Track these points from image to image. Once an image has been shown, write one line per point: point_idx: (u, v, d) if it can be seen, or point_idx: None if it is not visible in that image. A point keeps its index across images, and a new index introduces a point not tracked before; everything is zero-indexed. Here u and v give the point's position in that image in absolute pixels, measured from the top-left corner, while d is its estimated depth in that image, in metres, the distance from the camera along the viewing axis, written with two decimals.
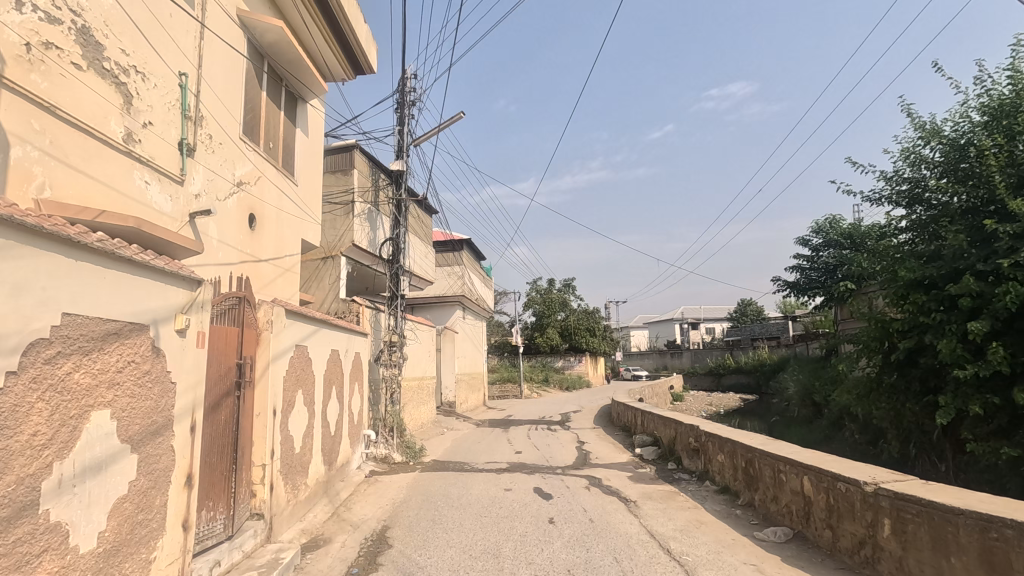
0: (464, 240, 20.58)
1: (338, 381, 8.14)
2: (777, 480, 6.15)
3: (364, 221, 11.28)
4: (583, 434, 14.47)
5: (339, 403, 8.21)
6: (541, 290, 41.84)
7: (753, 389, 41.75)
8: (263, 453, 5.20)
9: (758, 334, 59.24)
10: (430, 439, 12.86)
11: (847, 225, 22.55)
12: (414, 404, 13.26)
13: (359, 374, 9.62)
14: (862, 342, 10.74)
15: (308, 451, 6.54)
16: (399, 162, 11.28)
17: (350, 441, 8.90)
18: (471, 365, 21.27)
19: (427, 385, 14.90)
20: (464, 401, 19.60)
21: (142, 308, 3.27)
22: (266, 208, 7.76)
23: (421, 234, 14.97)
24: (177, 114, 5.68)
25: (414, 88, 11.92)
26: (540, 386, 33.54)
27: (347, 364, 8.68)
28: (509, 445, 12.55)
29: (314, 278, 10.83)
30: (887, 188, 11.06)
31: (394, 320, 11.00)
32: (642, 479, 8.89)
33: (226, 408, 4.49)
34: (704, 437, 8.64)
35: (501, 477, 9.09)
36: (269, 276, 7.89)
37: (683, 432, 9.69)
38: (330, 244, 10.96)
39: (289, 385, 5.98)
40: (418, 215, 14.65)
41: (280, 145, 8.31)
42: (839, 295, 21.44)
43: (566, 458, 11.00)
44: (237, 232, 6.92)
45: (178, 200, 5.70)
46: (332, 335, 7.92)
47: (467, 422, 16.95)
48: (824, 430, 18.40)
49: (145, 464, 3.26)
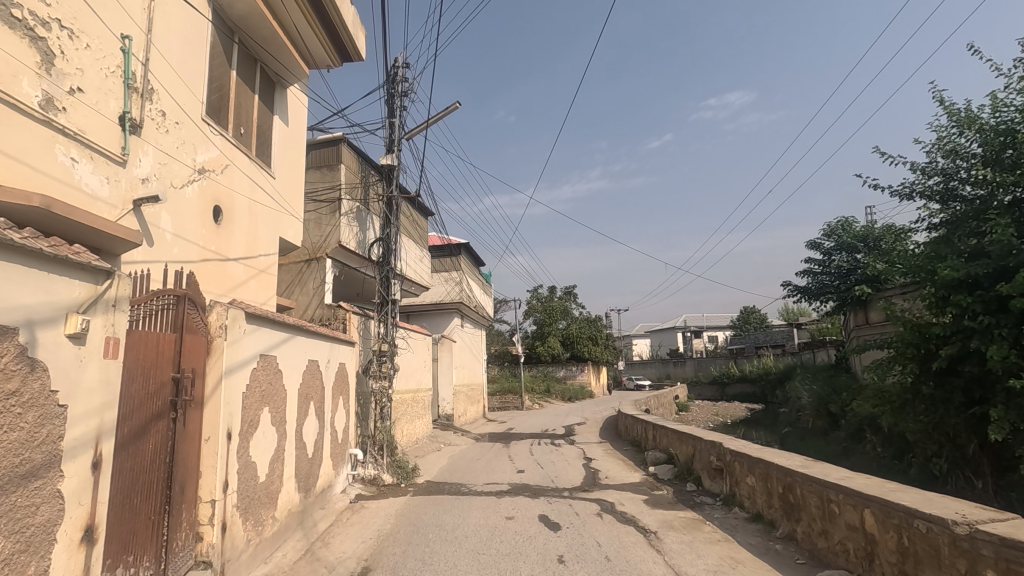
0: (463, 244, 19.53)
1: (318, 395, 7.23)
2: (827, 512, 5.24)
3: (352, 221, 10.41)
4: (589, 449, 13.52)
5: (319, 421, 7.30)
6: (542, 298, 40.99)
7: (760, 398, 40.67)
8: (212, 487, 4.28)
9: (763, 342, 58.23)
10: (424, 457, 11.88)
11: (860, 228, 21.78)
12: (407, 419, 12.31)
13: (345, 386, 8.70)
14: (896, 349, 9.84)
15: (277, 478, 5.61)
16: (390, 157, 10.43)
17: (333, 463, 7.97)
18: (469, 376, 20.30)
19: (422, 398, 13.95)
20: (462, 414, 18.62)
21: (7, 303, 2.38)
22: (236, 200, 6.88)
23: (416, 236, 14.09)
24: (118, 83, 4.83)
25: (406, 78, 11.12)
26: (541, 397, 32.52)
27: (329, 376, 7.79)
28: (511, 463, 11.58)
29: (297, 282, 9.98)
30: (919, 181, 10.25)
31: (385, 328, 10.07)
32: (659, 503, 7.95)
33: (156, 435, 3.57)
34: (729, 456, 7.72)
35: (501, 501, 8.15)
36: (240, 278, 7.02)
37: (703, 449, 8.76)
38: (315, 246, 10.10)
39: (251, 402, 5.06)
40: (413, 215, 13.77)
41: (253, 132, 7.46)
42: (854, 301, 20.57)
43: (573, 478, 10.04)
44: (198, 225, 6.05)
45: (119, 184, 4.83)
46: (311, 344, 7.03)
47: (465, 437, 15.97)
48: (844, 443, 17.40)
49: (9, 521, 2.35)
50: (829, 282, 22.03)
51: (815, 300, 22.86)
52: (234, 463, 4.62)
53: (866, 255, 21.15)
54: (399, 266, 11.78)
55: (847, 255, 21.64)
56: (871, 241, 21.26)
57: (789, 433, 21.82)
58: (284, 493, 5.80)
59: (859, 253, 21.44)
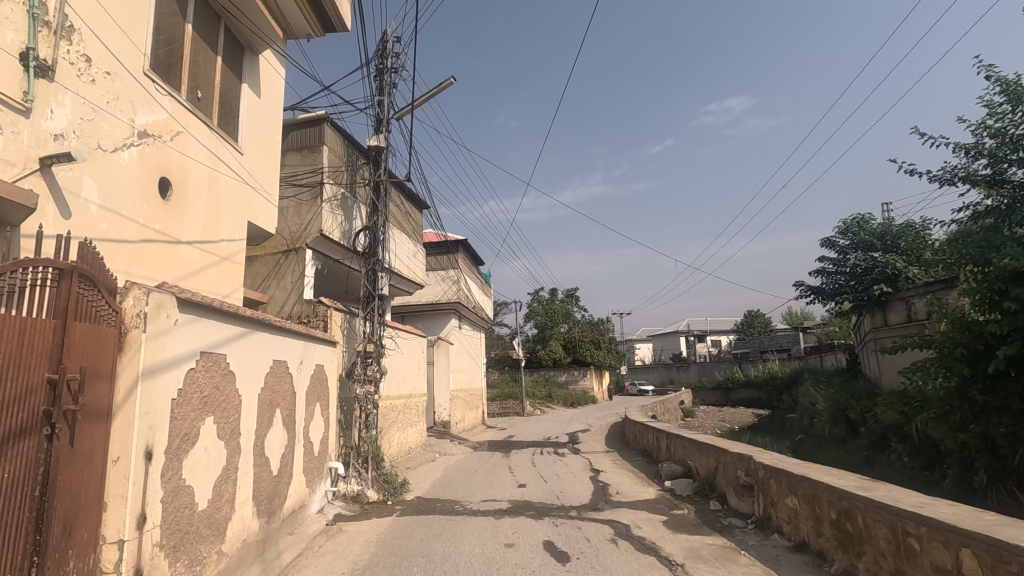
0: (461, 241, 18.50)
1: (288, 402, 6.23)
2: (902, 548, 4.23)
3: (336, 209, 9.42)
4: (596, 460, 12.49)
5: (289, 432, 6.29)
6: (543, 301, 39.99)
7: (766, 404, 39.62)
8: (120, 524, 3.28)
9: (768, 346, 57.14)
10: (416, 470, 10.85)
11: (877, 225, 20.81)
12: (398, 427, 11.31)
13: (323, 392, 7.69)
14: (945, 350, 8.88)
15: (225, 504, 4.60)
16: (377, 138, 9.44)
17: (308, 480, 6.96)
18: (468, 380, 19.27)
19: (415, 404, 12.93)
20: (460, 420, 17.59)
21: None
22: (190, 173, 5.90)
23: (408, 230, 13.09)
24: (19, 12, 3.85)
25: (396, 54, 10.16)
26: (542, 402, 31.45)
27: (303, 380, 6.80)
28: (511, 477, 10.55)
29: (273, 276, 9.01)
30: (964, 164, 9.28)
31: (371, 326, 9.06)
32: (681, 527, 6.92)
33: (16, 460, 2.59)
34: (762, 472, 6.71)
35: (500, 523, 7.13)
36: (197, 264, 6.04)
37: (728, 463, 7.74)
38: (295, 235, 9.12)
39: (187, 413, 4.05)
40: (406, 206, 12.76)
41: (213, 98, 6.48)
42: (872, 301, 19.56)
43: (581, 494, 9.01)
44: (137, 198, 5.06)
45: (19, 138, 3.85)
46: (279, 341, 6.05)
47: (462, 446, 14.94)
48: (865, 451, 16.34)
49: None
50: (845, 282, 21.00)
51: (829, 301, 21.84)
52: (157, 488, 3.62)
53: (884, 253, 20.14)
54: (388, 260, 10.78)
55: (863, 253, 20.62)
56: (889, 238, 20.28)
57: (804, 440, 20.80)
58: (236, 520, 4.79)
59: (875, 251, 20.42)
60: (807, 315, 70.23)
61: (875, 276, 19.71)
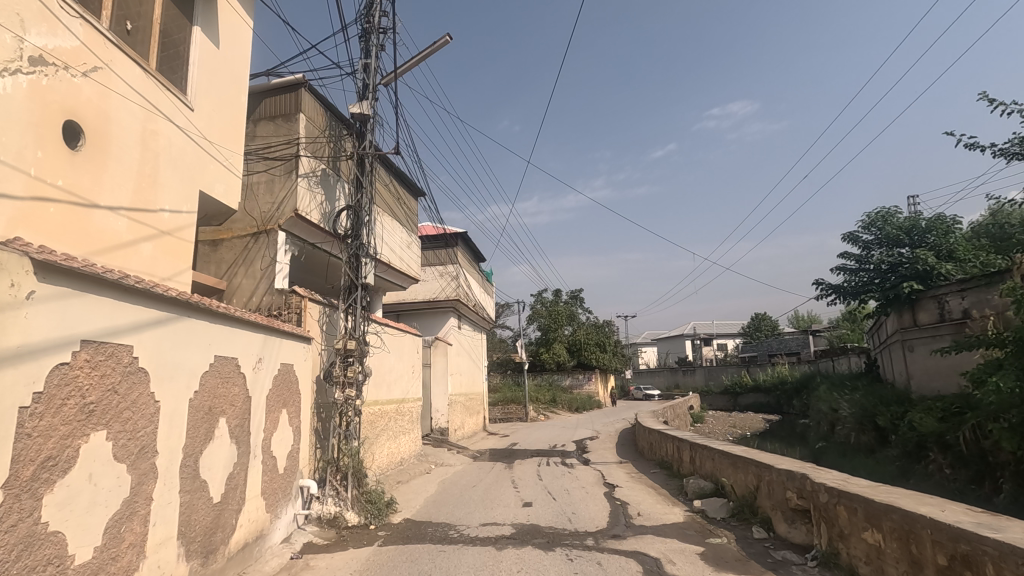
0: (460, 234, 17.27)
1: (239, 410, 5.00)
2: None
3: (313, 186, 8.21)
4: (610, 472, 11.21)
5: (240, 447, 5.05)
6: (547, 303, 38.76)
7: (776, 409, 38.25)
8: None
9: (776, 350, 55.64)
10: (406, 485, 9.60)
11: (903, 218, 19.53)
12: (386, 436, 10.07)
13: (292, 397, 6.46)
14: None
15: (126, 551, 3.35)
16: (361, 104, 8.21)
17: (270, 504, 5.71)
18: (468, 383, 17.99)
19: (407, 409, 11.68)
20: (459, 427, 16.32)
21: None
22: (112, 120, 4.71)
23: (400, 217, 11.86)
24: None
25: (385, 13, 8.94)
26: (546, 407, 30.15)
27: (261, 382, 5.56)
28: (514, 493, 9.28)
29: (240, 262, 7.81)
30: None
31: (352, 320, 7.81)
32: (723, 562, 5.65)
33: None
34: (824, 496, 5.45)
35: (502, 555, 5.89)
36: (124, 237, 4.84)
37: (775, 482, 6.48)
38: (266, 216, 7.93)
39: (53, 427, 2.81)
40: (397, 188, 11.53)
41: (150, 35, 5.29)
42: (900, 300, 18.27)
43: (597, 516, 7.72)
44: (25, 140, 3.89)
45: None
46: (227, 334, 4.81)
47: (461, 455, 13.68)
48: (899, 462, 15.03)
49: None
50: (870, 280, 19.69)
51: (851, 301, 20.53)
52: None
53: (912, 249, 18.84)
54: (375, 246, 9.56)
55: (888, 250, 19.32)
56: (917, 233, 18.97)
57: (827, 448, 19.46)
58: (146, 571, 3.54)
59: (902, 247, 19.11)
60: (816, 318, 69.09)
61: (903, 273, 18.42)
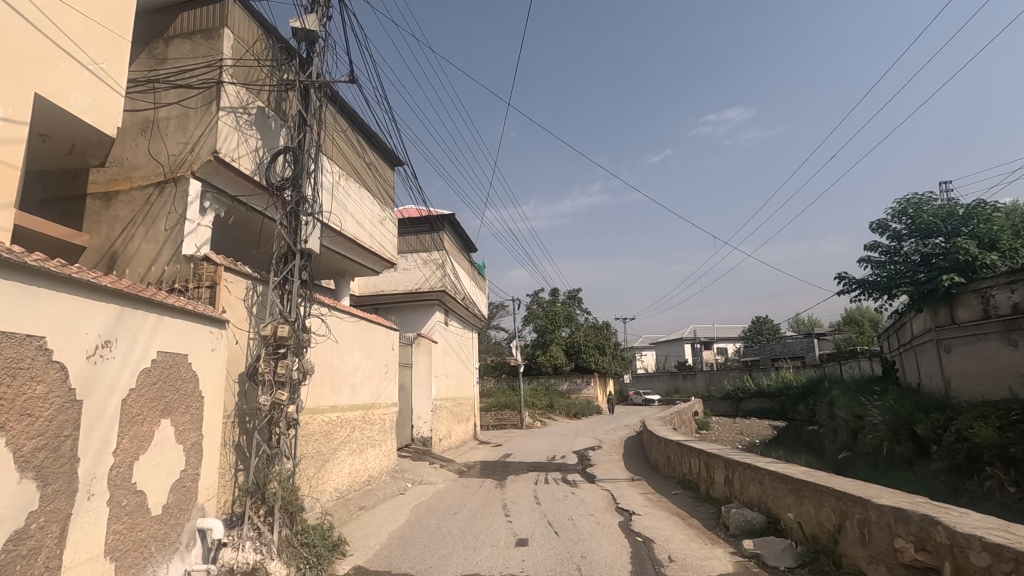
0: (447, 216, 15.31)
1: (42, 425, 3.02)
2: None
3: (241, 125, 6.24)
4: (622, 493, 9.28)
5: (54, 485, 3.09)
6: (543, 303, 36.78)
7: (781, 415, 36.41)
8: None
9: (779, 353, 53.72)
10: (368, 515, 7.60)
11: (938, 205, 17.68)
12: (341, 451, 8.06)
13: (184, 401, 4.50)
14: None
15: None
16: (304, 18, 6.26)
17: (129, 565, 3.74)
18: (456, 386, 16.02)
19: (376, 416, 9.70)
20: (445, 436, 14.35)
21: None
22: None
23: (370, 184, 9.88)
24: None
25: None
26: (543, 413, 28.07)
27: (110, 379, 3.61)
28: (504, 526, 7.31)
29: (138, 220, 5.82)
30: None
31: (286, 299, 5.81)
32: None
33: None
34: (982, 559, 3.53)
35: None
36: None
37: (873, 524, 4.57)
38: (174, 160, 5.95)
39: None
40: (364, 148, 9.54)
41: None
42: (937, 296, 16.40)
43: (616, 562, 5.75)
44: None
45: None
46: (13, 295, 2.86)
47: (444, 470, 11.67)
48: (945, 477, 13.19)
49: None
50: (901, 274, 17.85)
51: (878, 296, 18.71)
52: None
53: (948, 239, 17.01)
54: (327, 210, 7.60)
55: (922, 241, 17.47)
56: (955, 221, 17.09)
57: (854, 458, 17.61)
58: None
59: (936, 238, 17.29)
60: (818, 320, 67.76)
61: (941, 265, 16.51)
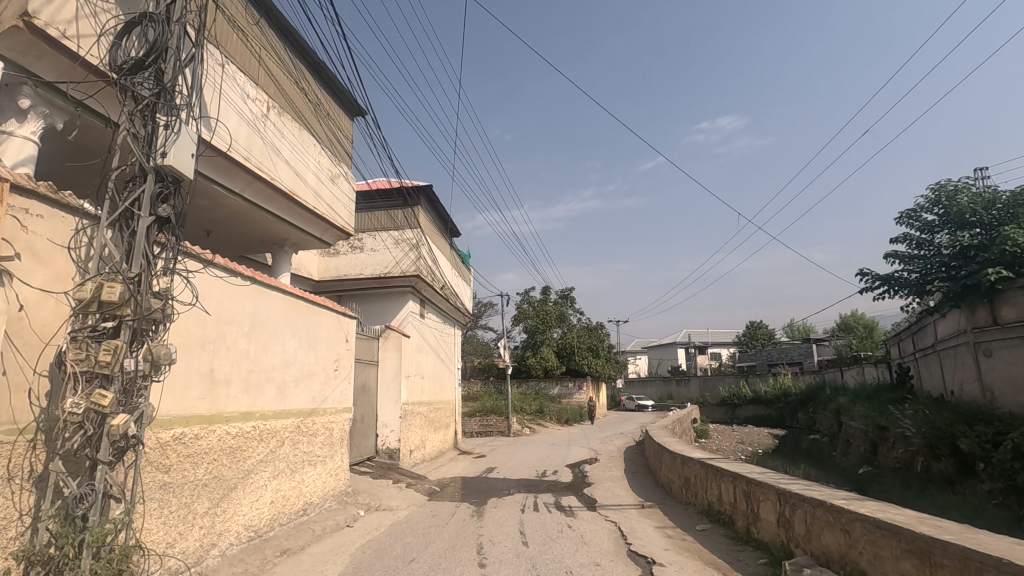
0: (423, 189, 13.21)
1: None
2: None
3: None
4: (634, 527, 7.18)
5: None
6: (535, 303, 34.84)
7: (780, 423, 34.59)
8: None
9: (777, 360, 51.95)
10: (287, 566, 5.44)
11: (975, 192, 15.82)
12: (256, 474, 5.89)
13: None
14: None
15: None
16: None
17: None
18: (432, 388, 13.88)
19: (319, 424, 7.55)
20: (417, 446, 12.21)
21: None
22: None
23: (315, 127, 7.74)
24: None
25: None
26: (531, 419, 25.97)
27: None
28: None
29: None
30: None
31: (126, 243, 3.69)
32: None
33: None
34: None
35: None
36: None
37: None
38: None
39: None
40: (302, 77, 7.42)
41: None
42: (977, 292, 14.53)
43: None
44: None
45: None
46: None
47: (411, 491, 9.50)
48: (1003, 501, 11.23)
49: None
50: (935, 269, 15.96)
51: (907, 294, 16.85)
52: None
53: (988, 229, 15.15)
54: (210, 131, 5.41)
55: (956, 231, 15.64)
56: (996, 210, 15.21)
57: (880, 473, 15.65)
58: None
59: (973, 229, 15.44)
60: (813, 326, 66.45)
61: (982, 258, 14.52)
